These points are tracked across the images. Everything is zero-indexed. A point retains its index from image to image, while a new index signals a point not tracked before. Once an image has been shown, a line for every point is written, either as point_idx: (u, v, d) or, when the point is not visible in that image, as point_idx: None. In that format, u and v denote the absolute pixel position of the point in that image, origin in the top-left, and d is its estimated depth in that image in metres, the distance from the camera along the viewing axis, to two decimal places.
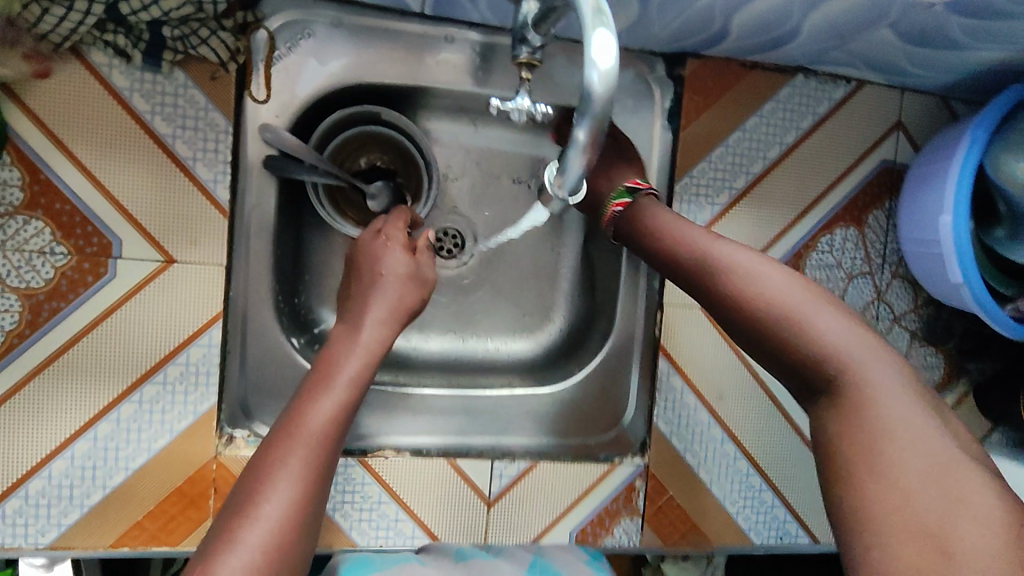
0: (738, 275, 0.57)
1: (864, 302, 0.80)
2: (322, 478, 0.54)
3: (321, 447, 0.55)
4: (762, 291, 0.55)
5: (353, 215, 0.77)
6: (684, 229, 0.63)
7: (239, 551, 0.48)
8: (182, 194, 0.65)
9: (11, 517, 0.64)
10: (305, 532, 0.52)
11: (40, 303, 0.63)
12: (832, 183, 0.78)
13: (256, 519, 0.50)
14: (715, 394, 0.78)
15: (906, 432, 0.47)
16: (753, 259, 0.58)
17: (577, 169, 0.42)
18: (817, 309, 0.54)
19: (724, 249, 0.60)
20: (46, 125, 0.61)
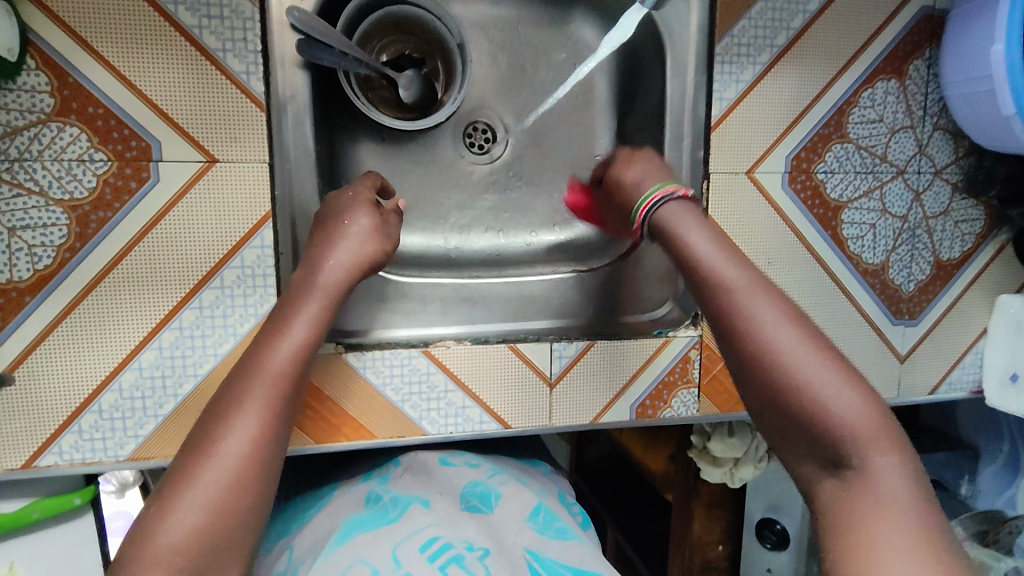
0: (762, 340, 0.51)
1: (906, 157, 0.80)
2: (279, 421, 0.50)
3: (280, 388, 0.51)
4: (778, 361, 0.50)
5: (387, 107, 0.77)
6: (735, 276, 0.55)
7: (196, 494, 0.45)
8: (218, 90, 0.62)
9: (88, 432, 0.65)
10: (265, 480, 0.48)
11: (86, 214, 0.61)
12: (873, 34, 0.76)
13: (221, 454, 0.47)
14: (764, 260, 0.78)
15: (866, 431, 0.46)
16: (785, 328, 0.51)
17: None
18: (828, 379, 0.48)
19: (748, 302, 0.53)
20: (67, 24, 0.58)
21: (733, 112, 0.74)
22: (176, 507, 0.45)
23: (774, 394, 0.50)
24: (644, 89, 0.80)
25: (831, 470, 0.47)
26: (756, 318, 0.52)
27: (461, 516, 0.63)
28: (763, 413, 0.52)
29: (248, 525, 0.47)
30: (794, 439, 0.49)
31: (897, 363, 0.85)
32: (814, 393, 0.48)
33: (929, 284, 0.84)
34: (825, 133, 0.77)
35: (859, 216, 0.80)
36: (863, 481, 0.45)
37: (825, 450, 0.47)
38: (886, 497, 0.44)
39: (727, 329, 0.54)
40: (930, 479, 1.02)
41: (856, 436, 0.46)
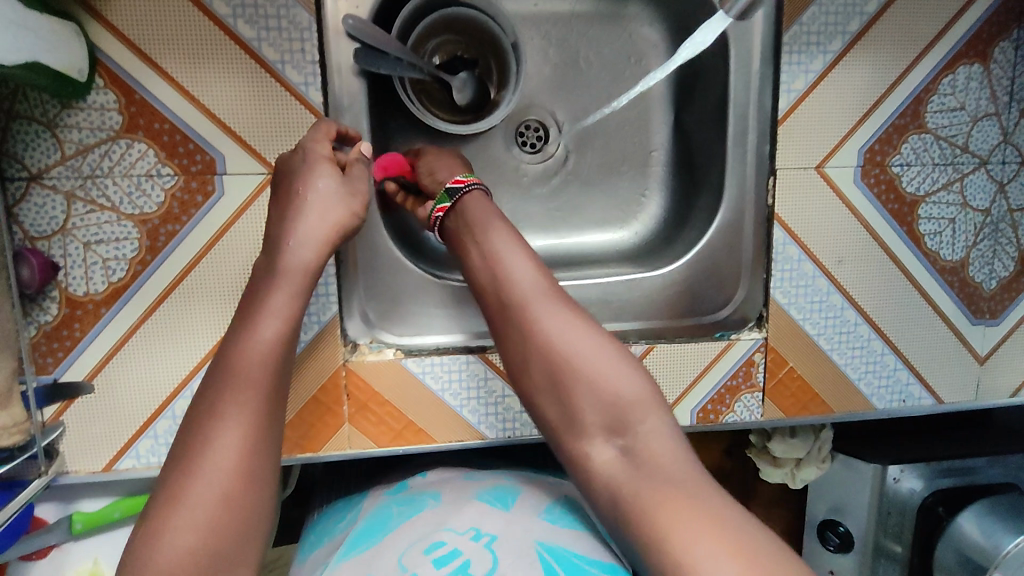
0: (532, 327, 0.58)
1: (989, 146, 0.75)
2: (257, 434, 0.50)
3: (253, 392, 0.52)
4: (563, 351, 0.57)
5: (440, 110, 0.76)
6: (510, 258, 0.61)
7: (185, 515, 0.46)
8: (277, 103, 0.63)
9: (163, 438, 0.67)
10: (251, 497, 0.49)
11: (155, 228, 0.63)
12: (957, 14, 0.71)
13: (210, 464, 0.48)
14: (834, 259, 0.74)
15: (632, 403, 0.55)
16: (567, 321, 0.58)
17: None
18: (593, 355, 0.57)
19: (535, 298, 0.59)
20: (132, 42, 0.59)
21: (802, 105, 0.71)
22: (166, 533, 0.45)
23: (558, 376, 0.57)
24: (703, 82, 0.77)
25: (617, 442, 0.54)
26: (537, 307, 0.59)
27: (470, 504, 0.63)
28: (538, 386, 0.59)
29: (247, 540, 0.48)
30: (579, 417, 0.56)
31: (976, 365, 0.80)
32: (592, 371, 0.56)
33: (1012, 281, 0.79)
34: (901, 124, 0.73)
35: (937, 211, 0.75)
36: (636, 450, 0.53)
37: (608, 419, 0.55)
38: (664, 467, 0.52)
39: (503, 324, 0.61)
40: (1005, 481, 0.96)
41: (625, 404, 0.55)
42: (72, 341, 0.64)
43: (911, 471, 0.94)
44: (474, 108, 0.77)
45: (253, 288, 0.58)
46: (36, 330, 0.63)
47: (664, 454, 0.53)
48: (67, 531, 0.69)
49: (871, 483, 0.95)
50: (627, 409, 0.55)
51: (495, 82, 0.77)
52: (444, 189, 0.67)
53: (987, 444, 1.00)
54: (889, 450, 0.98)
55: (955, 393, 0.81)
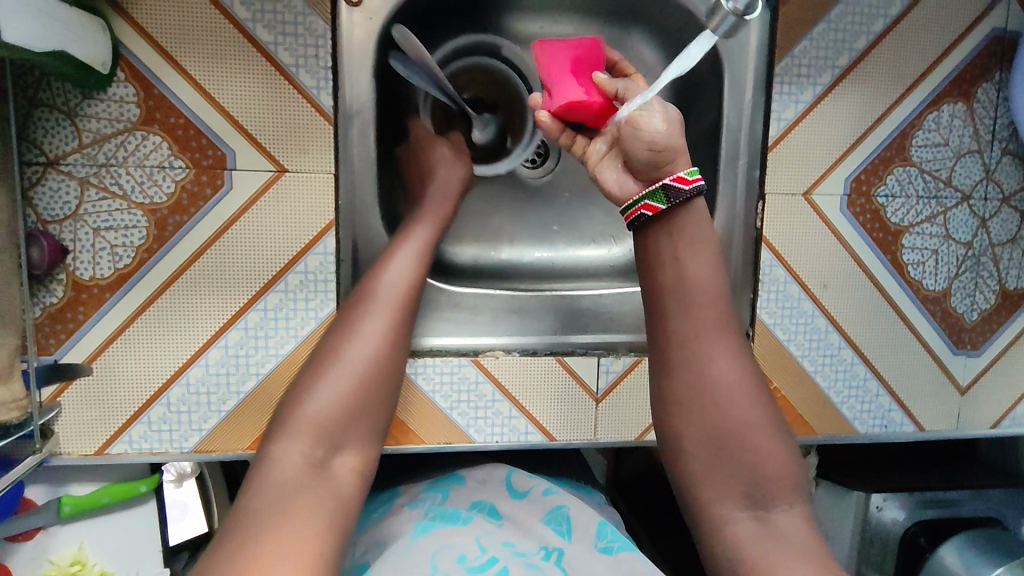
0: (692, 355, 0.54)
1: (972, 182, 0.78)
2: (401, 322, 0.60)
3: (402, 288, 0.61)
4: (728, 403, 0.54)
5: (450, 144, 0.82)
6: (710, 301, 0.55)
7: (338, 371, 0.56)
8: (289, 104, 0.65)
9: (157, 424, 0.68)
10: (389, 371, 0.58)
11: (164, 218, 0.65)
12: (941, 55, 0.75)
13: (357, 345, 0.57)
14: (819, 283, 0.77)
15: (780, 472, 0.53)
16: (736, 368, 0.54)
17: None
18: (751, 421, 0.54)
19: (709, 324, 0.54)
20: (155, 40, 0.63)
21: (791, 133, 0.74)
22: (321, 381, 0.55)
23: (712, 419, 0.53)
24: (698, 108, 0.80)
25: (753, 512, 0.52)
26: (707, 341, 0.54)
27: (534, 523, 0.64)
28: (683, 417, 0.54)
29: (375, 406, 0.57)
30: (725, 475, 0.53)
31: (957, 395, 0.82)
32: (752, 444, 0.53)
33: (994, 314, 0.81)
34: (887, 156, 0.76)
35: (920, 241, 0.78)
36: (774, 525, 0.52)
37: (751, 491, 0.52)
38: (795, 545, 0.50)
39: (669, 345, 0.55)
40: (986, 515, 0.96)
41: (777, 482, 0.53)
42: (74, 324, 0.65)
43: (893, 500, 0.95)
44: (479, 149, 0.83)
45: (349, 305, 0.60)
46: (41, 311, 0.65)
47: (788, 527, 0.51)
48: (54, 514, 0.69)
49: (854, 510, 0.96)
50: (777, 478, 0.53)
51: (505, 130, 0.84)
52: (662, 186, 0.54)
53: (969, 478, 1.01)
54: (872, 480, 0.99)
55: (937, 421, 0.82)
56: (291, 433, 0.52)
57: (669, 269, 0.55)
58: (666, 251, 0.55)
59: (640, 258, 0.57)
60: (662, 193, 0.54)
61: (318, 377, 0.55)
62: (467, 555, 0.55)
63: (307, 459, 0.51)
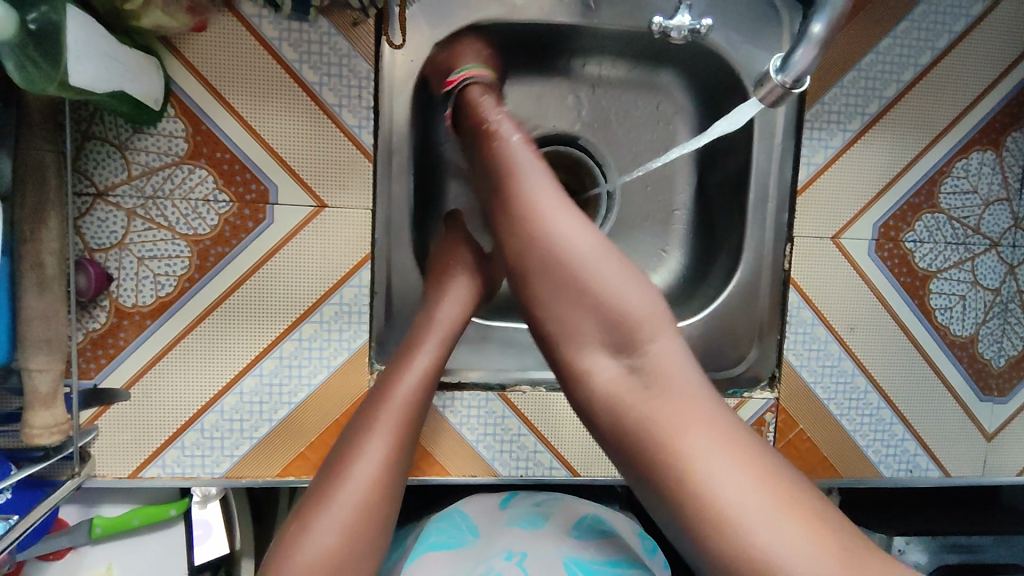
0: (527, 224, 0.52)
1: (1000, 229, 0.78)
2: (401, 450, 0.52)
3: (404, 416, 0.53)
4: (559, 238, 0.51)
5: None
6: (538, 183, 0.54)
7: (329, 518, 0.48)
8: (331, 142, 0.67)
9: (190, 449, 0.69)
10: (387, 510, 0.51)
11: (206, 249, 0.67)
12: (971, 104, 0.76)
13: (350, 488, 0.49)
14: (846, 326, 0.77)
15: (647, 318, 0.49)
16: (588, 230, 0.51)
17: (803, 61, 0.56)
18: (609, 272, 0.50)
19: (534, 186, 0.54)
20: (205, 79, 0.65)
21: (820, 178, 0.75)
22: (310, 532, 0.48)
23: (552, 269, 0.50)
24: (726, 150, 0.81)
25: (622, 358, 0.49)
26: (521, 182, 0.54)
27: (505, 529, 0.63)
28: (533, 290, 0.52)
29: (376, 544, 0.50)
30: (577, 330, 0.50)
31: (984, 441, 0.81)
32: (597, 286, 0.49)
33: (1021, 361, 0.81)
34: (915, 202, 0.76)
35: (948, 286, 0.78)
36: (646, 370, 0.48)
37: (616, 338, 0.49)
38: (680, 394, 0.46)
39: (507, 227, 0.53)
40: (1008, 562, 0.97)
41: (644, 323, 0.49)
42: (115, 349, 0.67)
43: (916, 544, 0.94)
44: None
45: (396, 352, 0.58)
46: (84, 336, 0.66)
47: (678, 388, 0.47)
48: (85, 535, 0.70)
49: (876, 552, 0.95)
50: (636, 320, 0.49)
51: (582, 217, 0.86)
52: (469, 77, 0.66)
53: (995, 524, 0.99)
54: (894, 522, 0.98)
55: (963, 468, 0.81)
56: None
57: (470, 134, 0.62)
58: (504, 180, 0.55)
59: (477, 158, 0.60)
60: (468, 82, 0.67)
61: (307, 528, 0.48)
62: None
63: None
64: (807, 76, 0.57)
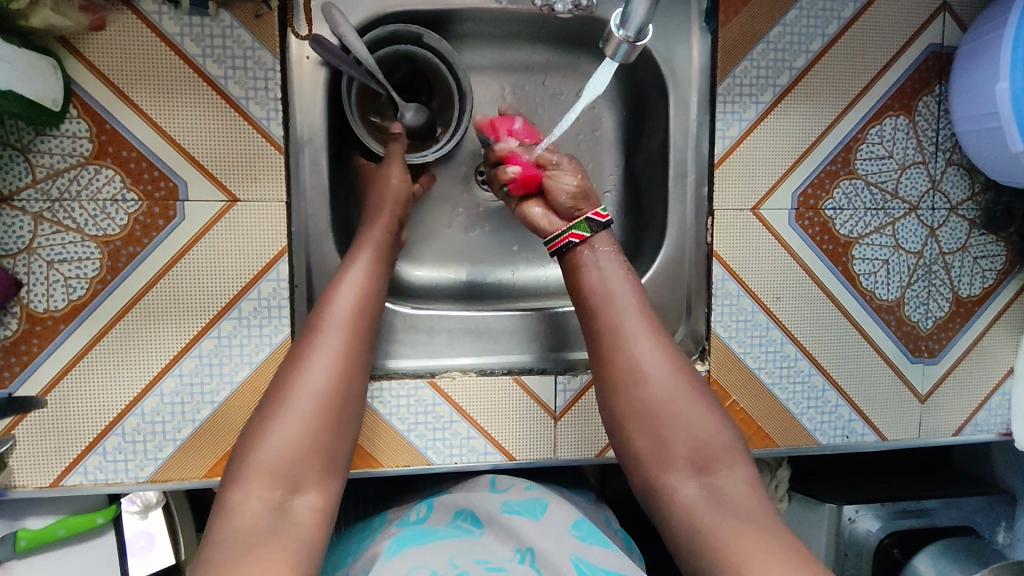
0: (632, 367, 0.59)
1: (919, 192, 0.79)
2: (358, 339, 0.59)
3: (356, 310, 0.60)
4: (648, 378, 0.58)
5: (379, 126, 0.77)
6: (633, 308, 0.62)
7: (285, 422, 0.53)
8: (240, 134, 0.67)
9: (112, 454, 0.68)
10: (349, 397, 0.56)
11: (117, 249, 0.66)
12: (880, 71, 0.77)
13: (316, 364, 0.56)
14: (772, 296, 0.77)
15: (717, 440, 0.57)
16: (660, 349, 0.60)
17: (640, 13, 0.50)
18: (682, 393, 0.58)
19: (635, 329, 0.60)
20: (106, 77, 0.64)
21: (736, 150, 0.75)
22: (275, 422, 0.53)
23: (648, 404, 0.58)
24: (648, 128, 0.82)
25: (699, 480, 0.55)
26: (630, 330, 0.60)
27: (504, 519, 0.62)
28: (630, 423, 0.58)
29: (338, 435, 0.55)
30: (668, 450, 0.56)
31: (918, 403, 0.82)
32: (679, 411, 0.57)
33: (948, 321, 0.82)
34: (833, 169, 0.77)
35: (870, 252, 0.79)
36: (718, 489, 0.54)
37: (695, 459, 0.56)
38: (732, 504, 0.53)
39: (614, 369, 0.60)
40: (959, 525, 0.96)
41: (713, 447, 0.56)
42: (28, 356, 0.66)
43: (866, 511, 0.94)
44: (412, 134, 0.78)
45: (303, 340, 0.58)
46: None
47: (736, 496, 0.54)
48: (11, 548, 0.69)
49: (827, 522, 0.95)
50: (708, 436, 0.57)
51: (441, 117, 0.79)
52: (586, 218, 0.66)
53: (943, 487, 1.00)
54: (845, 493, 0.99)
55: (898, 431, 0.82)
56: (244, 493, 0.50)
57: (595, 278, 0.63)
58: (593, 288, 0.63)
59: (578, 294, 0.64)
60: (586, 224, 0.66)
61: (266, 431, 0.53)
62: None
63: (266, 508, 0.49)
64: (649, 25, 0.52)
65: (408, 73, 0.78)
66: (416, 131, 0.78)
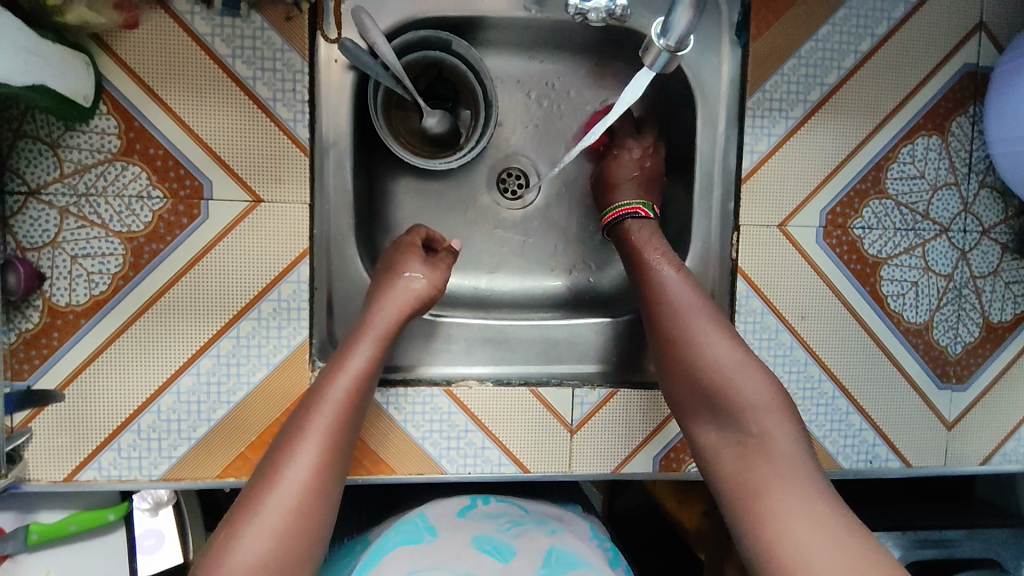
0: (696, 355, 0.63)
1: (950, 214, 0.77)
2: (332, 460, 0.55)
3: (332, 430, 0.56)
4: (721, 378, 0.62)
5: (404, 130, 0.77)
6: (691, 301, 0.67)
7: (266, 513, 0.51)
8: (267, 136, 0.67)
9: (126, 451, 0.68)
10: (315, 517, 0.53)
11: (141, 246, 0.66)
12: (914, 89, 0.75)
13: (303, 448, 0.54)
14: (798, 315, 0.76)
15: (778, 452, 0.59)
16: (724, 342, 0.64)
17: (683, 24, 0.52)
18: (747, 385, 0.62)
19: (696, 326, 0.65)
20: (137, 75, 0.65)
21: (764, 165, 0.74)
22: (241, 535, 0.50)
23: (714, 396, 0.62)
24: (674, 140, 0.81)
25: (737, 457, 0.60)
26: (703, 338, 0.64)
27: (468, 553, 0.64)
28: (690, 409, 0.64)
29: (303, 559, 0.51)
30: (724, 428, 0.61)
31: (944, 430, 0.80)
32: (741, 398, 0.61)
33: (978, 347, 0.79)
34: (862, 188, 0.76)
35: (899, 273, 0.77)
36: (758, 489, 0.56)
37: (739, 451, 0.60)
38: (778, 458, 0.58)
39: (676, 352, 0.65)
40: (982, 556, 0.92)
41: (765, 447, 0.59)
42: (48, 350, 0.66)
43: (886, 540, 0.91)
44: (438, 138, 0.78)
45: (297, 414, 0.57)
46: (17, 336, 0.65)
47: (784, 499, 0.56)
48: (22, 542, 0.69)
49: None
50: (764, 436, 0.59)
51: (467, 124, 0.78)
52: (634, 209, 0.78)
53: (966, 517, 0.97)
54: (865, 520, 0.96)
55: (923, 458, 0.80)
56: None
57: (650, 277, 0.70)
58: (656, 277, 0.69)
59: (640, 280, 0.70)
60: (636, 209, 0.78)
61: (245, 520, 0.50)
62: None
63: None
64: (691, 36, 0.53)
65: (434, 78, 0.78)
66: (439, 138, 0.78)
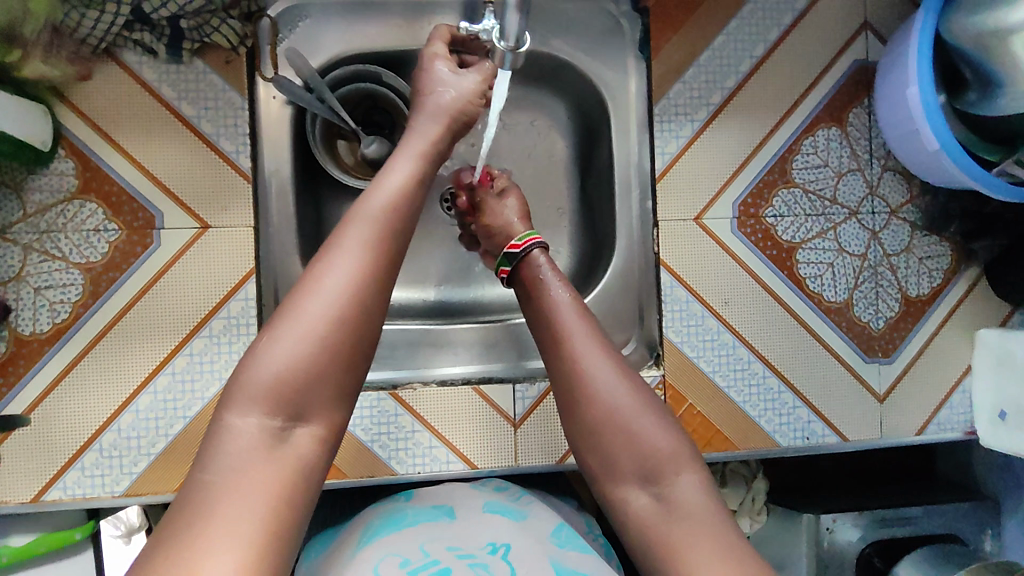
0: (583, 387, 0.59)
1: (857, 198, 0.83)
2: (379, 271, 0.51)
3: (378, 231, 0.52)
4: (609, 410, 0.58)
5: (344, 156, 0.84)
6: (580, 332, 0.62)
7: (304, 321, 0.49)
8: (211, 168, 0.73)
9: (89, 469, 0.72)
10: (358, 333, 0.50)
11: (98, 275, 0.71)
12: (810, 86, 0.82)
13: (339, 258, 0.51)
14: (721, 301, 0.81)
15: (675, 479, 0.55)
16: (612, 371, 0.60)
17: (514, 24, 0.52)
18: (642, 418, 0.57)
19: (584, 349, 0.61)
20: (92, 121, 0.72)
21: (675, 164, 0.80)
22: (278, 341, 0.48)
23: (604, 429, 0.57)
24: (597, 150, 0.87)
25: (649, 491, 0.56)
26: (588, 367, 0.59)
27: (483, 519, 0.63)
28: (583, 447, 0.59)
29: (348, 369, 0.50)
30: (614, 462, 0.57)
31: (876, 403, 0.83)
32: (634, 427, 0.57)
33: (900, 321, 0.84)
34: (771, 179, 0.81)
35: (815, 256, 0.82)
36: (670, 496, 0.55)
37: (642, 471, 0.56)
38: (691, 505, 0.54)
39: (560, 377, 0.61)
40: (943, 532, 0.95)
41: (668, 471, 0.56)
42: (14, 377, 0.71)
43: (844, 522, 0.93)
44: (375, 161, 0.85)
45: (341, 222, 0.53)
46: None
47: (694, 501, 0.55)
48: None
49: (806, 534, 0.94)
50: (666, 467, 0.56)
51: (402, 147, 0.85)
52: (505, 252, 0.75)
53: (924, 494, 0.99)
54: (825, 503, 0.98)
55: (859, 431, 0.83)
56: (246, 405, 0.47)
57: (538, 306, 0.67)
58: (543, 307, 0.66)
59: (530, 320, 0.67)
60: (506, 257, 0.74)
61: (279, 331, 0.48)
62: (409, 560, 0.54)
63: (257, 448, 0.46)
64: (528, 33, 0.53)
65: (368, 108, 0.85)
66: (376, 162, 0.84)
